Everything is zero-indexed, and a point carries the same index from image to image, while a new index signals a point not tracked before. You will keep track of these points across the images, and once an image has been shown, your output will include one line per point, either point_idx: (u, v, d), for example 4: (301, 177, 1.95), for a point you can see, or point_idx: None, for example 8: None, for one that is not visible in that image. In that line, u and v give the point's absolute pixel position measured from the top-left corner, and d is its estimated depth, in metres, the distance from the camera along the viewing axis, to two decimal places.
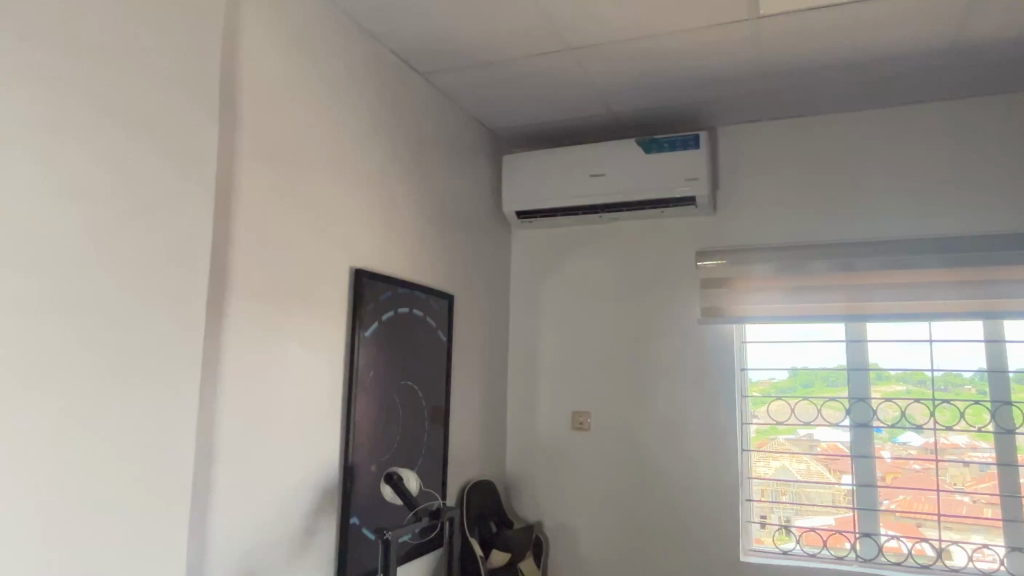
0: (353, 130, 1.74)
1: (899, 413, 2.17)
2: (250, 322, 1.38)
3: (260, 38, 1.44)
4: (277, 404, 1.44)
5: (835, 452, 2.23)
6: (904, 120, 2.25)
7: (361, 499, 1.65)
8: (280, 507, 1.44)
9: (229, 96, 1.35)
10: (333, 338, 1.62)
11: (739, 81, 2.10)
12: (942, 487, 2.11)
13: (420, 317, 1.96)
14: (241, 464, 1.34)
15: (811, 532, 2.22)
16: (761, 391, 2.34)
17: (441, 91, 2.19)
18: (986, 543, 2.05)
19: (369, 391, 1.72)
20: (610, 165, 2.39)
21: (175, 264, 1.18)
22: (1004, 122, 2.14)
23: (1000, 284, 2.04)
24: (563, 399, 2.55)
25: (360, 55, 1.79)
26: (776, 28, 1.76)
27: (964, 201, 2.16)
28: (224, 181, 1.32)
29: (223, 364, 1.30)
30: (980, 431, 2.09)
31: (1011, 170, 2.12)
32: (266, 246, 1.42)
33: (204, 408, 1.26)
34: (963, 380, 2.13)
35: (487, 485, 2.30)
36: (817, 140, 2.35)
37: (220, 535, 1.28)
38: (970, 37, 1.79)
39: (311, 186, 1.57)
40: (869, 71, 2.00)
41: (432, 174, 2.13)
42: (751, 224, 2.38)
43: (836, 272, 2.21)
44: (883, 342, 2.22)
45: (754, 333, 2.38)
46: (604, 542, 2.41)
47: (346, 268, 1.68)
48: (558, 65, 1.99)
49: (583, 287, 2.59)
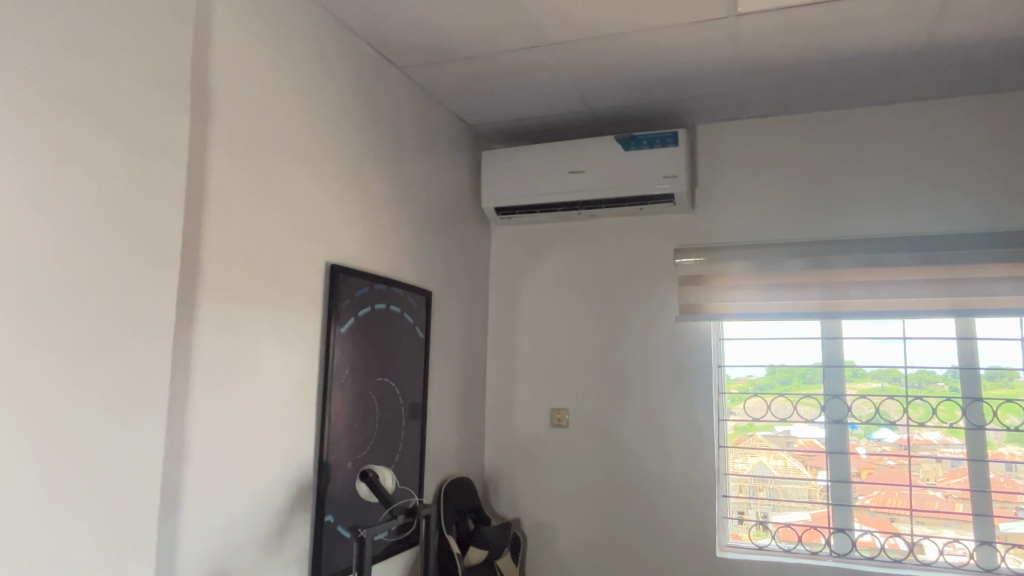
0: (328, 124, 1.72)
1: (873, 410, 2.19)
2: (222, 319, 1.36)
3: (235, 30, 1.42)
4: (250, 402, 1.43)
5: (812, 448, 2.25)
6: (881, 119, 2.27)
7: (336, 497, 1.64)
8: (252, 507, 1.42)
9: (201, 89, 1.33)
10: (308, 335, 1.61)
11: (718, 79, 2.10)
12: (915, 483, 2.13)
13: (397, 314, 1.95)
14: (213, 463, 1.33)
15: (787, 527, 2.25)
16: (738, 388, 2.36)
17: (419, 86, 2.17)
18: (957, 537, 2.09)
19: (344, 388, 1.71)
20: (590, 162, 2.39)
21: (146, 258, 1.16)
22: (976, 123, 2.17)
23: (972, 283, 2.07)
24: (542, 396, 2.55)
25: (337, 49, 1.78)
26: (755, 26, 1.77)
27: (937, 201, 2.18)
28: (196, 176, 1.30)
29: (193, 362, 1.29)
30: (953, 427, 2.12)
31: (985, 171, 2.14)
32: (238, 242, 1.41)
33: (175, 406, 1.25)
34: (936, 377, 2.16)
35: (464, 483, 2.29)
36: (795, 138, 2.36)
37: (190, 535, 1.26)
38: (944, 37, 1.81)
39: (286, 181, 1.56)
40: (845, 70, 2.02)
41: (410, 170, 2.12)
42: (729, 222, 2.39)
43: (813, 269, 2.23)
44: (858, 340, 2.24)
45: (732, 331, 2.39)
46: (582, 538, 2.42)
47: (322, 264, 1.67)
48: (537, 60, 1.99)
49: (563, 283, 2.59)
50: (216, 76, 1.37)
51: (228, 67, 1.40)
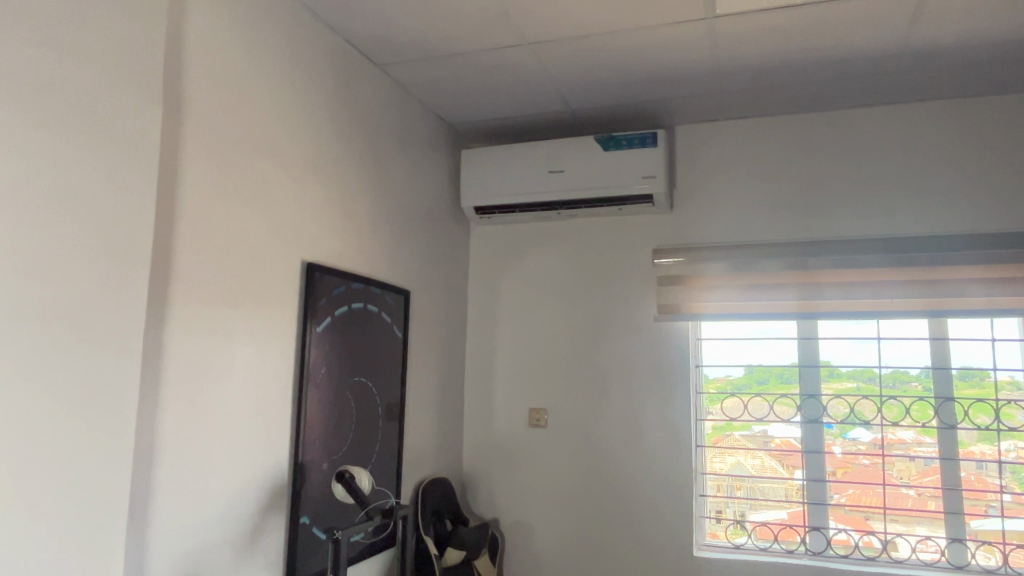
0: (305, 121, 1.70)
1: (848, 409, 2.22)
2: (194, 318, 1.34)
3: (211, 25, 1.40)
4: (223, 402, 1.41)
5: (788, 448, 2.27)
6: (857, 122, 2.30)
7: (311, 498, 1.63)
8: (225, 509, 1.40)
9: (175, 84, 1.31)
10: (283, 334, 1.59)
11: (697, 80, 2.11)
12: (889, 481, 2.16)
13: (375, 313, 1.93)
14: (185, 464, 1.30)
15: (763, 526, 2.26)
16: (716, 387, 2.37)
17: (398, 83, 2.16)
18: (929, 535, 2.12)
19: (321, 388, 1.69)
20: (570, 161, 2.39)
21: (115, 255, 1.13)
22: (948, 126, 2.20)
23: (945, 284, 2.10)
24: (520, 395, 2.55)
25: (315, 45, 1.76)
26: (732, 28, 1.78)
27: (911, 204, 2.21)
28: (168, 173, 1.28)
29: (164, 361, 1.26)
30: (925, 426, 2.15)
31: (958, 174, 2.18)
32: (212, 240, 1.38)
33: (145, 406, 1.23)
34: (910, 377, 2.18)
35: (442, 483, 2.29)
36: (774, 139, 2.38)
37: (161, 537, 1.24)
38: (917, 42, 1.84)
39: (261, 179, 1.54)
40: (822, 73, 2.04)
41: (388, 169, 2.10)
42: (707, 223, 2.41)
43: (791, 269, 2.25)
44: (833, 340, 2.27)
45: (710, 331, 2.41)
46: (560, 538, 2.41)
47: (298, 262, 1.65)
48: (517, 59, 1.98)
49: (542, 283, 2.59)
50: (191, 71, 1.35)
51: (203, 61, 1.38)
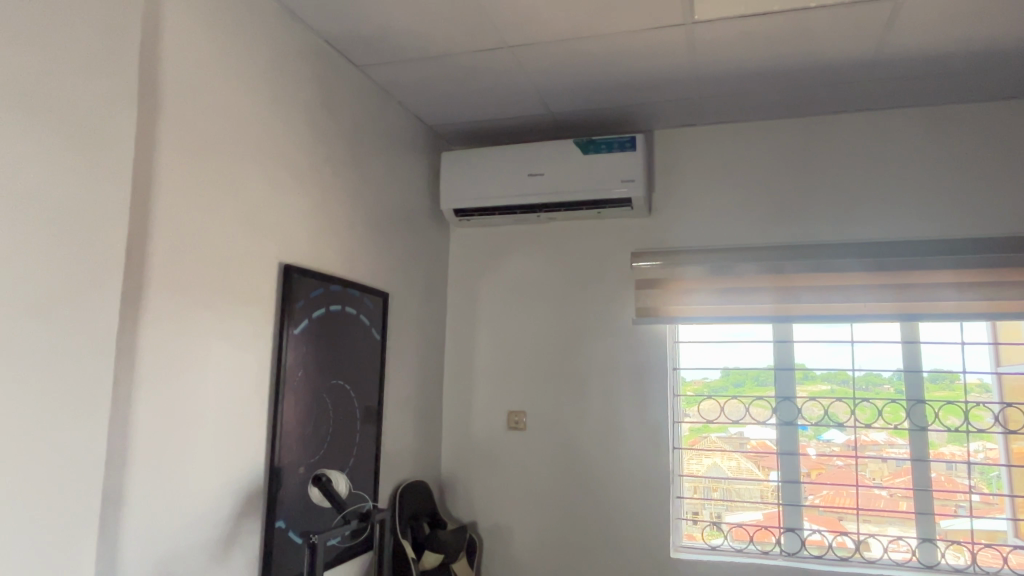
0: (283, 121, 1.69)
1: (822, 412, 2.25)
2: (169, 321, 1.32)
3: (187, 24, 1.38)
4: (198, 405, 1.39)
5: (763, 450, 2.29)
6: (833, 129, 2.33)
7: (288, 502, 1.61)
8: (200, 513, 1.39)
9: (150, 84, 1.29)
10: (259, 337, 1.57)
11: (676, 86, 2.13)
12: (862, 483, 2.19)
13: (353, 316, 1.92)
14: (159, 468, 1.29)
15: (739, 527, 2.28)
16: (693, 390, 2.39)
17: (378, 84, 2.15)
18: (901, 535, 2.15)
19: (297, 391, 1.67)
20: (549, 164, 2.39)
21: (90, 256, 1.11)
22: (920, 133, 2.25)
23: (917, 289, 2.13)
24: (499, 398, 2.55)
25: (295, 45, 1.75)
26: (711, 34, 1.80)
27: (885, 210, 2.25)
28: (143, 175, 1.26)
29: (138, 363, 1.25)
30: (897, 428, 2.18)
31: (930, 181, 2.22)
32: (188, 241, 1.37)
33: (118, 409, 1.21)
34: (882, 380, 2.22)
35: (420, 486, 2.28)
36: (751, 144, 2.40)
37: (133, 542, 1.22)
38: (890, 50, 1.87)
39: (238, 180, 1.52)
40: (798, 80, 2.07)
41: (367, 171, 2.09)
42: (684, 226, 2.43)
43: (767, 274, 2.27)
44: (808, 343, 2.30)
45: (688, 334, 2.43)
46: (538, 541, 2.42)
47: (275, 264, 1.63)
48: (498, 62, 1.98)
49: (521, 286, 2.59)
50: (166, 71, 1.33)
51: (179, 60, 1.36)
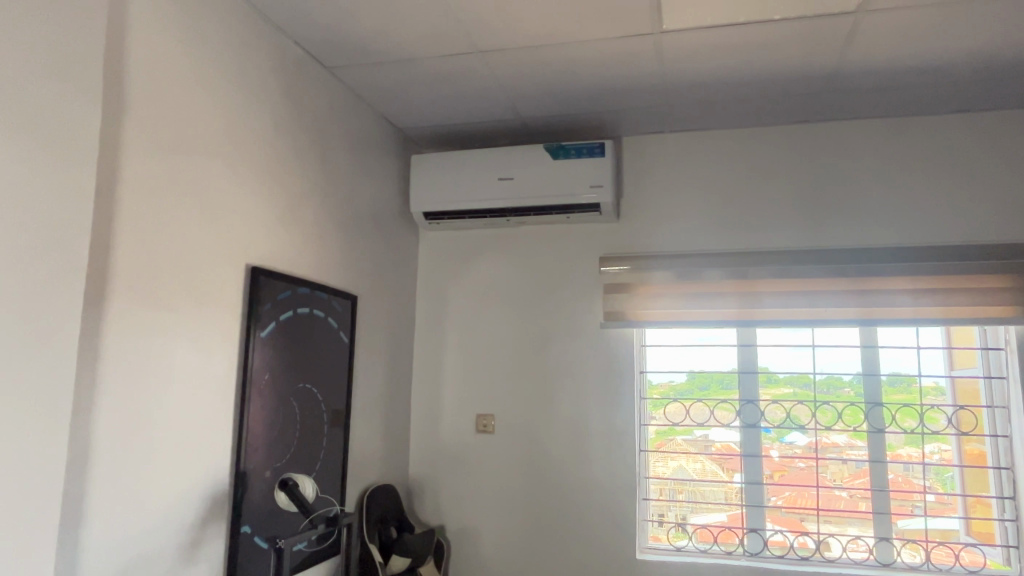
0: (251, 122, 1.67)
1: (785, 414, 2.30)
2: (133, 324, 1.30)
3: (154, 23, 1.37)
4: (162, 409, 1.37)
5: (728, 452, 2.33)
6: (795, 138, 2.39)
7: (253, 506, 1.60)
8: (162, 519, 1.36)
9: (116, 83, 1.27)
10: (225, 339, 1.56)
11: (644, 93, 2.16)
12: (823, 484, 2.24)
13: (321, 319, 1.91)
14: (120, 474, 1.26)
15: (703, 529, 2.31)
16: (660, 393, 2.42)
17: (347, 86, 2.14)
18: (860, 535, 2.21)
19: (264, 394, 1.66)
20: (519, 169, 2.41)
21: (52, 257, 1.09)
22: (880, 144, 2.32)
23: (876, 295, 2.20)
24: (468, 401, 2.55)
25: (265, 47, 1.74)
26: (678, 43, 1.83)
27: (845, 218, 2.31)
28: (107, 175, 1.24)
29: (100, 365, 1.22)
30: (857, 430, 2.24)
31: (889, 190, 2.29)
32: (153, 241, 1.35)
33: (80, 413, 1.18)
34: (843, 383, 2.28)
35: (387, 490, 2.27)
36: (717, 152, 2.45)
37: (94, 548, 1.20)
38: (851, 63, 1.92)
39: (205, 182, 1.50)
40: (762, 89, 2.12)
41: (336, 173, 2.08)
42: (651, 232, 2.46)
43: (731, 279, 2.32)
44: (771, 348, 2.35)
45: (655, 338, 2.46)
46: (505, 544, 2.42)
47: (242, 266, 1.62)
48: (468, 66, 1.99)
49: (490, 289, 2.60)
50: (132, 69, 1.31)
51: (145, 60, 1.34)
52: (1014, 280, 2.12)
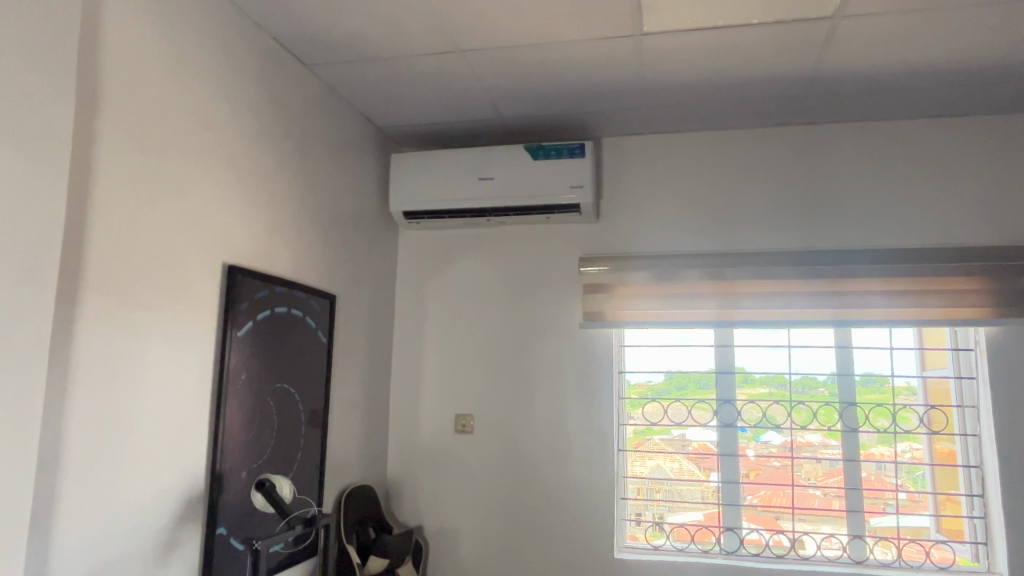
0: (229, 118, 1.66)
1: (761, 414, 2.33)
2: (107, 322, 1.28)
3: (131, 16, 1.35)
4: (137, 409, 1.35)
5: (705, 451, 2.35)
6: (771, 140, 2.42)
7: (229, 507, 1.58)
8: (137, 520, 1.35)
9: (91, 77, 1.25)
10: (201, 338, 1.54)
11: (624, 94, 2.18)
12: (797, 482, 2.27)
13: (299, 318, 1.90)
14: (94, 474, 1.25)
15: (680, 528, 2.33)
16: (638, 393, 2.44)
17: (326, 83, 2.13)
18: (833, 533, 2.24)
19: (240, 394, 1.64)
20: (499, 169, 2.41)
21: (23, 255, 1.07)
22: (854, 147, 2.35)
23: (851, 296, 2.24)
24: (447, 401, 2.54)
25: (244, 43, 1.72)
26: (659, 45, 1.84)
27: (821, 220, 2.34)
28: (81, 171, 1.22)
29: (72, 365, 1.20)
30: (831, 430, 2.28)
31: (863, 193, 2.33)
32: (127, 238, 1.33)
33: (50, 415, 1.16)
34: (817, 383, 2.31)
35: (365, 491, 2.25)
36: (694, 154, 2.47)
37: (66, 551, 1.18)
38: (828, 67, 1.95)
39: (182, 179, 1.49)
40: (741, 92, 2.14)
41: (314, 171, 2.07)
42: (630, 232, 2.47)
43: (709, 279, 2.34)
44: (748, 348, 2.37)
45: (634, 338, 2.47)
46: (483, 544, 2.42)
47: (219, 264, 1.60)
48: (449, 66, 1.99)
49: (469, 289, 2.59)
50: (108, 63, 1.29)
51: (121, 54, 1.32)
52: (980, 283, 2.16)
